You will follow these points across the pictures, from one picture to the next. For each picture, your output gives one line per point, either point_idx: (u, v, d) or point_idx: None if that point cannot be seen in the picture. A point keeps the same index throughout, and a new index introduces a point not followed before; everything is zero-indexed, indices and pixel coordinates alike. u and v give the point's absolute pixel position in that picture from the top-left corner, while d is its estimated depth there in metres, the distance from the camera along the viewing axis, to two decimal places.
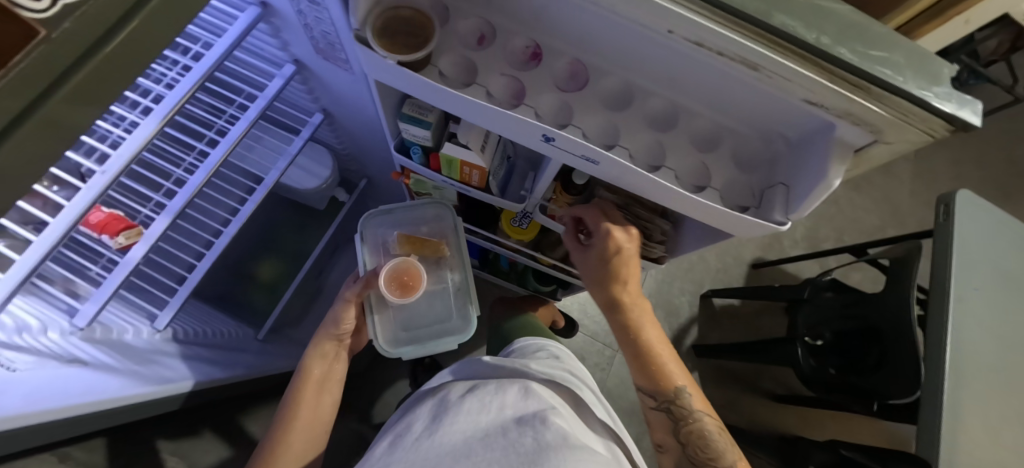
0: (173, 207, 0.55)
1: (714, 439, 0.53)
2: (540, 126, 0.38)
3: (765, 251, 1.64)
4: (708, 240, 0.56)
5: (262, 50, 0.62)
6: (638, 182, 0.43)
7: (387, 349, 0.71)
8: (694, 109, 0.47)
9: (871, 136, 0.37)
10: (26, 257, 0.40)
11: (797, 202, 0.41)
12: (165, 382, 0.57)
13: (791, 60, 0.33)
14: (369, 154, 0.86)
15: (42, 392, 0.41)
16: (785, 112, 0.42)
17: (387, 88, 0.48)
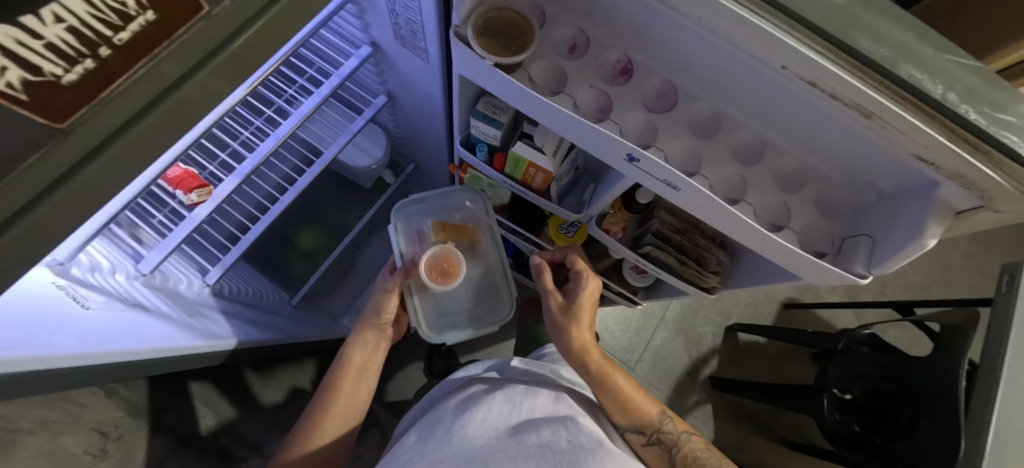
0: (243, 171, 0.56)
1: (704, 459, 0.56)
2: (627, 144, 0.38)
3: (800, 292, 1.58)
4: (767, 279, 0.56)
5: (343, 29, 0.63)
6: (719, 214, 0.41)
7: (429, 334, 0.77)
8: (782, 146, 0.45)
9: (978, 202, 0.34)
10: (108, 204, 0.42)
11: (883, 257, 0.40)
12: (213, 338, 0.59)
13: (913, 113, 0.31)
14: (424, 141, 0.87)
15: (105, 332, 0.43)
16: (885, 162, 0.39)
17: (467, 84, 0.49)
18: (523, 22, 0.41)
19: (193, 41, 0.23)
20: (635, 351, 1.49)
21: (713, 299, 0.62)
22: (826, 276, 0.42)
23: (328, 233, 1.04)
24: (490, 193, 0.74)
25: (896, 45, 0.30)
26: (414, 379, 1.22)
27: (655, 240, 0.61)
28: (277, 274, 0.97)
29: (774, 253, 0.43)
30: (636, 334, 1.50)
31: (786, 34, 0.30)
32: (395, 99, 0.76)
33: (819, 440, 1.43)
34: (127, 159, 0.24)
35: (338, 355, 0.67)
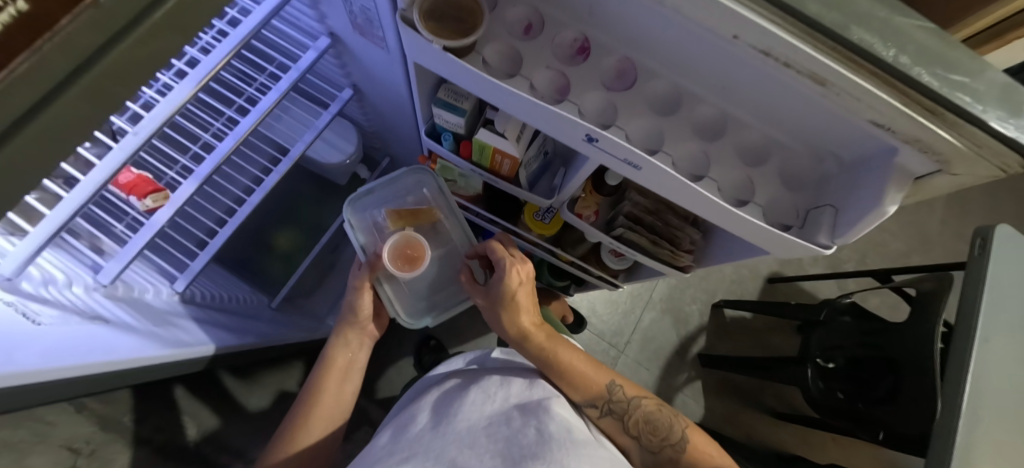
0: (201, 171, 0.54)
1: (656, 418, 0.57)
2: (584, 125, 0.38)
3: (783, 266, 1.61)
4: (738, 255, 0.56)
5: (297, 20, 0.61)
6: (681, 191, 0.41)
7: (409, 321, 0.76)
8: (744, 120, 0.45)
9: (936, 165, 0.34)
10: (55, 214, 0.40)
11: (845, 226, 0.40)
12: (182, 346, 0.57)
13: (865, 79, 0.30)
14: (396, 134, 0.85)
15: (70, 344, 0.41)
16: (845, 131, 0.39)
17: (425, 71, 0.48)
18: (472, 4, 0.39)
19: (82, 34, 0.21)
20: (624, 334, 1.50)
21: (688, 277, 0.62)
22: (791, 247, 0.42)
23: (305, 233, 1.02)
24: (464, 183, 0.73)
25: (846, 9, 0.29)
26: (404, 375, 1.22)
27: (627, 222, 0.61)
28: (255, 278, 0.96)
29: (739, 228, 0.43)
30: (624, 316, 1.52)
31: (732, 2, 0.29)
32: (361, 92, 0.74)
33: (805, 409, 1.47)
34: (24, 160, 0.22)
35: (321, 357, 0.67)
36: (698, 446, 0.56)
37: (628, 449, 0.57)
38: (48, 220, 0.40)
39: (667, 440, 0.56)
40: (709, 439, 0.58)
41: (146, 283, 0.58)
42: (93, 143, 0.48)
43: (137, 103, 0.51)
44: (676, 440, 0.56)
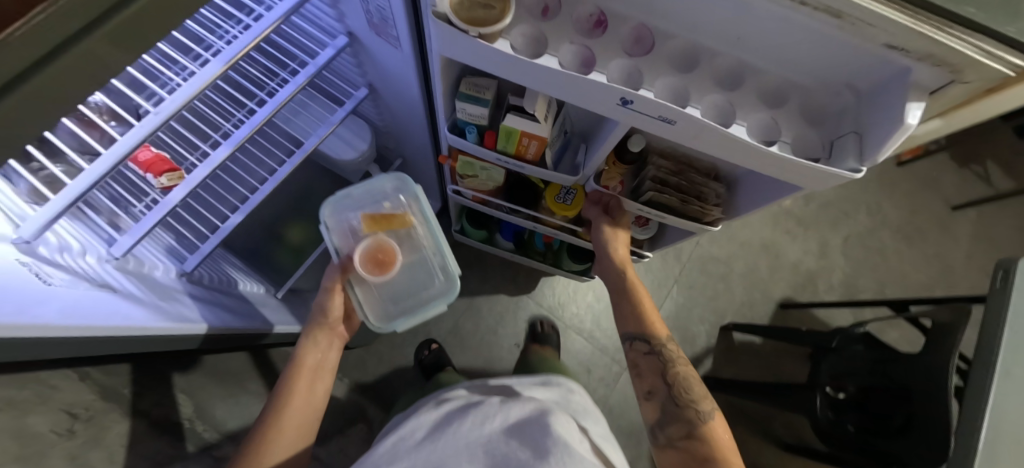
0: (213, 159, 0.57)
1: (693, 385, 0.61)
2: (621, 89, 0.40)
3: (796, 292, 1.67)
4: (766, 197, 0.57)
5: (319, 19, 0.63)
6: (715, 140, 0.43)
7: (378, 326, 0.76)
8: (761, 67, 0.46)
9: (950, 76, 0.36)
10: (75, 184, 0.43)
11: (872, 147, 0.40)
12: (184, 321, 0.57)
13: (880, 8, 0.33)
14: (409, 134, 0.87)
15: (82, 306, 0.43)
16: (861, 60, 0.41)
17: (449, 68, 0.51)
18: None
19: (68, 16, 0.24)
20: None
21: (719, 229, 0.65)
22: (814, 176, 0.43)
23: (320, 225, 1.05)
24: (487, 176, 0.74)
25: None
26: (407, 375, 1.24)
27: (653, 185, 0.64)
28: (265, 268, 1.00)
29: (771, 167, 0.44)
30: None
31: None
32: (376, 91, 0.76)
33: (815, 443, 1.41)
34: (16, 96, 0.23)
35: (291, 358, 0.67)
36: (716, 428, 0.57)
37: (656, 390, 0.62)
38: (68, 191, 0.42)
39: (695, 404, 0.58)
40: (727, 429, 0.57)
41: (158, 261, 0.61)
42: (117, 122, 0.51)
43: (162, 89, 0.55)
44: (702, 410, 0.58)
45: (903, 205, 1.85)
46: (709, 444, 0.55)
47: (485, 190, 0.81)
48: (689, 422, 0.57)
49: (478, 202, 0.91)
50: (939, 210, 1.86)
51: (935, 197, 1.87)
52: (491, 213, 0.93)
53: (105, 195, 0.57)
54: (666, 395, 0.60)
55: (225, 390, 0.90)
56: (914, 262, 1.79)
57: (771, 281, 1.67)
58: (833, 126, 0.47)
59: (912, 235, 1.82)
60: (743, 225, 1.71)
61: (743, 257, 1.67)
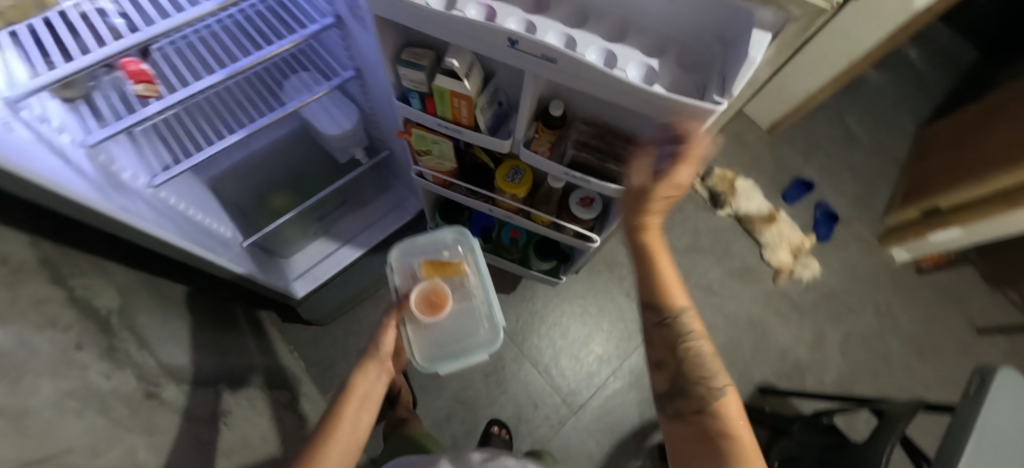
0: (194, 89, 0.69)
1: (707, 359, 0.64)
2: (506, 29, 0.44)
3: (779, 379, 1.56)
4: (675, 153, 0.61)
5: (312, 0, 0.76)
6: (598, 78, 0.46)
7: (423, 365, 0.82)
8: (643, 23, 0.50)
9: (781, 13, 0.41)
10: (62, 72, 0.54)
11: (731, 80, 0.43)
12: (126, 212, 0.65)
13: None
14: (388, 119, 0.96)
15: (39, 161, 0.53)
16: (716, 12, 0.45)
17: (388, 35, 0.58)
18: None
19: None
20: (581, 395, 1.42)
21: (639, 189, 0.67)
22: (685, 110, 0.46)
23: (303, 197, 1.19)
24: (440, 152, 0.79)
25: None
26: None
27: (577, 146, 0.68)
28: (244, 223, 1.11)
29: (651, 105, 0.48)
30: (586, 378, 1.43)
31: None
32: (361, 75, 0.87)
33: None
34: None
35: (342, 387, 0.74)
36: (729, 402, 0.60)
37: (668, 361, 0.67)
38: (56, 72, 0.54)
39: (706, 380, 0.62)
40: (740, 406, 0.61)
41: (128, 167, 0.71)
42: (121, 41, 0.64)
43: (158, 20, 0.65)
44: (713, 388, 0.61)
45: (919, 315, 1.70)
46: (719, 421, 0.58)
47: (444, 170, 0.86)
48: (700, 399, 0.61)
49: (439, 185, 0.94)
50: (962, 328, 1.70)
51: (956, 314, 1.71)
52: (451, 196, 0.98)
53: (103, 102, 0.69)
54: (676, 369, 0.65)
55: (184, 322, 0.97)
56: (924, 378, 1.62)
57: (754, 361, 1.58)
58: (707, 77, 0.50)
59: (926, 349, 1.66)
60: (730, 297, 1.64)
61: (725, 330, 1.59)
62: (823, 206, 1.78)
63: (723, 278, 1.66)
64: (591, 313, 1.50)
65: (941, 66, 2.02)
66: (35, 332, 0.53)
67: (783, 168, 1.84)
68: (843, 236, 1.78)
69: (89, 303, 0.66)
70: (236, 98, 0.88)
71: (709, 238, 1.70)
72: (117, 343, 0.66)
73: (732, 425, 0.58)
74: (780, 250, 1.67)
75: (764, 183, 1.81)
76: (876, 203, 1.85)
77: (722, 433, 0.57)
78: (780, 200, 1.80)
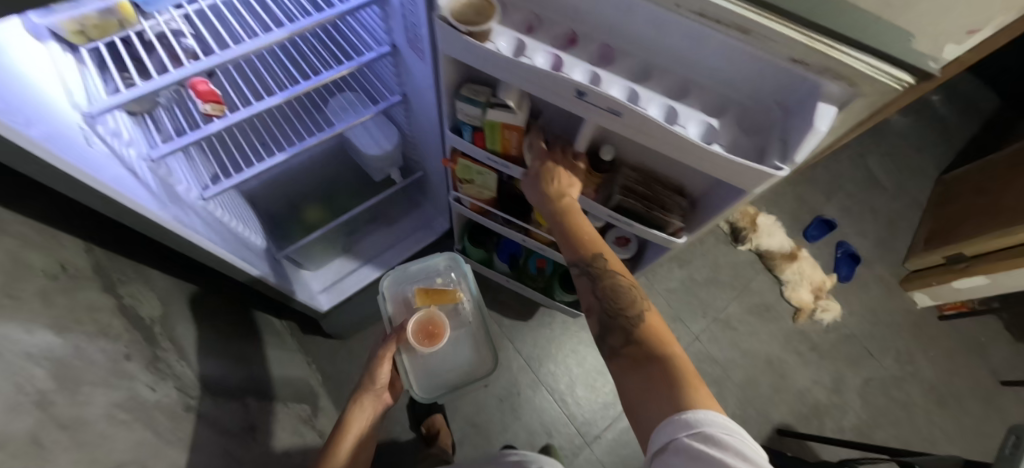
0: (254, 109, 0.71)
1: (625, 290, 0.63)
2: (575, 81, 0.47)
3: (797, 420, 1.53)
4: (720, 209, 0.62)
5: (372, 30, 0.79)
6: (661, 134, 0.48)
7: (421, 396, 0.95)
8: (705, 84, 0.53)
9: (850, 89, 0.42)
10: (137, 91, 0.57)
11: (795, 148, 0.45)
12: (181, 224, 0.68)
13: (776, 24, 0.40)
14: (428, 144, 0.99)
15: (113, 175, 0.56)
16: (780, 80, 0.46)
17: (453, 71, 0.61)
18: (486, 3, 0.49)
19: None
20: (596, 426, 1.39)
21: (681, 239, 0.69)
22: (745, 173, 0.47)
23: (332, 212, 1.17)
24: (483, 182, 0.81)
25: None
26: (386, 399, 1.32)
27: (622, 192, 0.68)
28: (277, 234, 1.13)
29: (710, 165, 0.49)
30: (602, 408, 1.41)
31: None
32: (408, 101, 0.90)
33: None
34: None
35: (341, 422, 0.83)
36: (654, 325, 0.59)
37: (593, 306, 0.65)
38: (134, 91, 0.57)
39: (625, 309, 0.61)
40: (661, 322, 0.59)
41: (183, 180, 0.74)
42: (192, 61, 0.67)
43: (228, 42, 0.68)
44: (632, 316, 0.60)
45: (943, 364, 1.66)
46: (648, 347, 0.55)
47: (483, 198, 0.88)
48: (624, 330, 0.59)
49: (476, 211, 0.96)
50: (986, 380, 1.65)
51: (980, 364, 1.67)
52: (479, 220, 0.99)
53: (167, 117, 0.73)
54: (600, 310, 0.63)
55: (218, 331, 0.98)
56: (947, 430, 1.58)
57: (773, 400, 1.55)
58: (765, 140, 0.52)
59: (949, 399, 1.61)
60: (749, 334, 1.62)
61: (743, 367, 1.57)
62: (844, 246, 1.77)
63: (742, 314, 1.65)
64: None
65: (964, 112, 2.03)
66: (89, 341, 0.54)
67: (805, 205, 1.84)
68: (864, 278, 1.77)
69: (135, 311, 0.68)
70: (286, 118, 0.90)
71: (729, 273, 1.69)
72: (160, 353, 0.67)
73: (663, 346, 0.55)
74: (801, 289, 1.65)
75: (785, 220, 1.82)
76: (898, 246, 1.83)
77: (653, 356, 0.54)
78: (802, 238, 1.80)
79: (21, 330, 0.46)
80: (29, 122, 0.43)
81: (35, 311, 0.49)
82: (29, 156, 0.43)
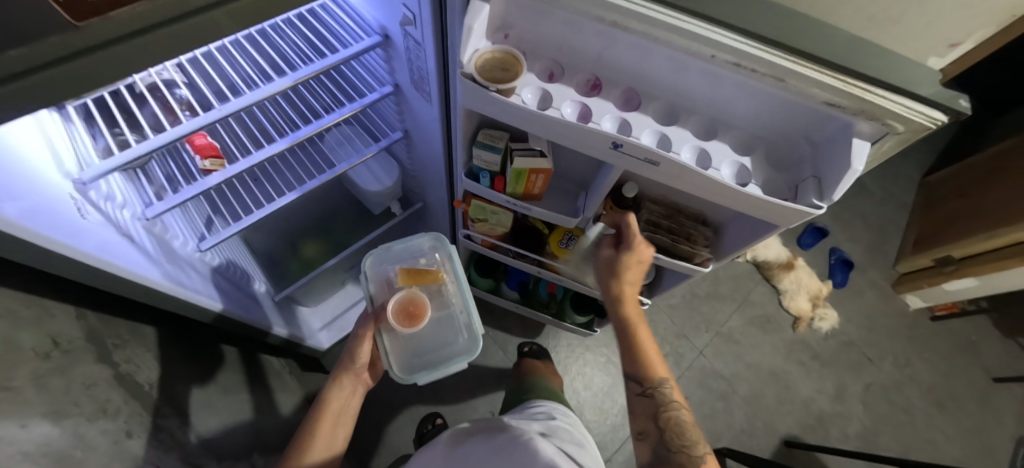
0: (255, 159, 0.68)
1: (689, 429, 0.60)
2: (611, 134, 0.48)
3: (804, 431, 1.54)
4: (745, 241, 0.64)
5: (375, 69, 0.77)
6: (696, 178, 0.50)
7: (401, 376, 0.81)
8: (732, 122, 0.55)
9: (884, 127, 0.45)
10: (134, 151, 0.54)
11: (829, 187, 0.47)
12: (178, 284, 0.64)
13: (813, 72, 0.42)
14: (431, 178, 0.97)
15: (105, 242, 0.52)
16: (807, 118, 0.49)
17: (469, 121, 0.62)
18: (512, 59, 0.51)
19: (150, 14, 0.30)
20: (607, 449, 1.37)
21: (707, 270, 0.70)
22: (781, 213, 0.49)
23: (332, 246, 1.13)
24: (497, 220, 0.80)
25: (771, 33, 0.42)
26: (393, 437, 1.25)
27: (648, 226, 0.71)
28: (276, 273, 1.09)
29: (745, 204, 0.51)
30: (612, 431, 1.39)
31: (702, 29, 0.42)
32: (410, 137, 0.89)
33: None
34: (38, 58, 0.27)
35: (318, 400, 0.78)
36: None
37: (648, 432, 0.63)
38: (130, 152, 0.54)
39: (687, 450, 0.58)
40: None
41: (179, 233, 0.73)
42: (192, 113, 0.64)
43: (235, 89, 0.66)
44: (695, 454, 0.57)
45: (939, 366, 1.69)
46: None
47: (494, 235, 0.87)
48: (681, 465, 0.56)
49: (486, 247, 0.96)
50: (981, 379, 1.68)
51: (974, 365, 1.70)
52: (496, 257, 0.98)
53: (161, 169, 0.70)
54: (659, 440, 0.61)
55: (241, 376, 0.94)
56: (948, 432, 1.60)
57: (779, 412, 1.56)
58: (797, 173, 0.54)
59: (947, 401, 1.64)
60: (751, 346, 1.64)
61: (748, 380, 1.58)
62: (837, 252, 1.80)
63: (744, 326, 1.66)
64: (614, 361, 1.48)
65: None
66: (88, 423, 0.52)
67: None
68: (858, 284, 1.80)
69: (133, 378, 0.63)
70: (291, 157, 0.88)
71: (728, 286, 1.71)
72: (162, 421, 0.65)
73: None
74: (800, 297, 1.66)
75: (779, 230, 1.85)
76: (889, 250, 1.87)
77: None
78: (797, 247, 1.83)
79: (13, 425, 0.43)
80: (10, 198, 0.39)
81: (29, 400, 0.46)
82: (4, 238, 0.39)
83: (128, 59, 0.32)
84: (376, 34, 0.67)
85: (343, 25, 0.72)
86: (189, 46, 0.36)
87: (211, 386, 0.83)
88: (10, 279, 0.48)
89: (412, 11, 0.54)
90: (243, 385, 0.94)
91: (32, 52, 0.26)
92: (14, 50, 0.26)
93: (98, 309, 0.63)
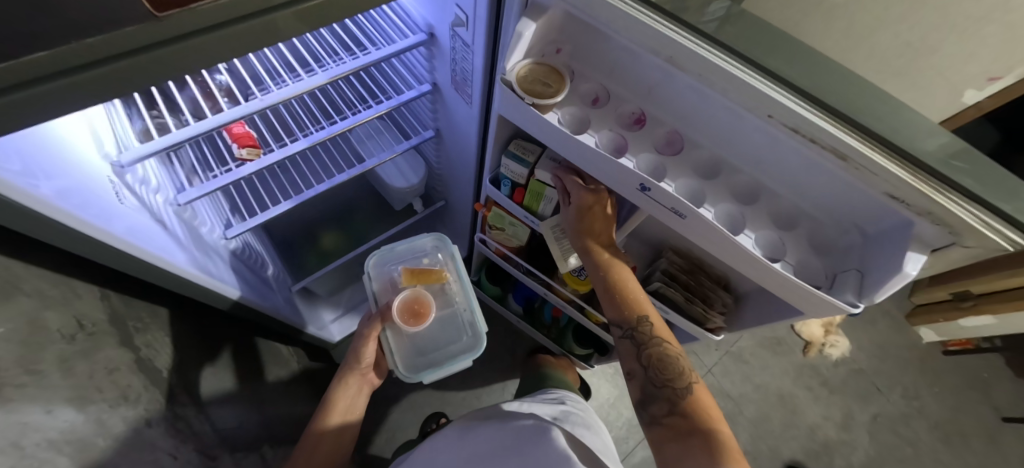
0: (288, 150, 0.68)
1: (673, 361, 0.58)
2: (640, 175, 0.46)
3: (808, 457, 1.53)
4: (770, 316, 0.59)
5: (414, 67, 0.76)
6: (722, 243, 0.46)
7: (406, 375, 0.80)
8: (778, 191, 0.51)
9: (950, 237, 0.37)
10: (167, 138, 0.53)
11: (872, 287, 0.42)
12: (205, 272, 0.63)
13: (880, 157, 0.36)
14: (458, 180, 0.96)
15: (137, 228, 0.51)
16: (864, 204, 0.43)
17: (505, 128, 0.60)
18: (556, 76, 0.49)
19: (231, 7, 0.33)
20: None
21: (718, 338, 0.67)
22: (813, 300, 0.44)
23: (351, 238, 1.11)
24: (513, 233, 0.79)
25: (845, 92, 0.37)
26: (397, 434, 1.24)
27: (662, 278, 0.68)
28: (291, 263, 1.08)
29: (775, 284, 0.47)
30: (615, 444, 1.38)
31: (757, 82, 0.37)
32: (440, 136, 0.87)
33: None
34: (116, 47, 0.30)
35: (326, 398, 0.77)
36: (701, 400, 0.55)
37: (636, 374, 0.60)
38: (168, 138, 0.52)
39: (672, 383, 0.57)
40: (712, 400, 0.55)
41: (207, 221, 0.73)
42: (229, 99, 0.63)
43: (256, 90, 0.64)
44: (679, 388, 0.56)
45: (948, 401, 1.66)
46: (693, 418, 0.53)
47: (509, 245, 0.85)
48: (671, 400, 0.55)
49: (499, 255, 0.95)
50: (989, 417, 1.65)
51: (982, 402, 1.67)
52: (508, 269, 0.96)
53: (194, 155, 0.69)
54: (645, 378, 0.59)
55: (252, 365, 0.94)
56: None
57: (784, 436, 1.55)
58: (841, 260, 0.49)
59: (954, 437, 1.61)
60: (760, 368, 1.62)
61: (756, 402, 1.57)
62: None
63: (755, 347, 1.65)
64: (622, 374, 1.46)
65: None
66: (110, 410, 0.52)
67: None
68: (872, 314, 1.77)
69: (152, 363, 0.62)
70: (322, 150, 0.88)
71: None
72: (178, 410, 0.65)
73: (709, 420, 0.52)
74: (811, 323, 1.65)
75: None
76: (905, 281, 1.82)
77: (699, 428, 0.51)
78: None
79: (39, 412, 0.42)
80: (48, 179, 0.38)
81: (55, 385, 0.45)
82: (37, 219, 0.37)
83: (212, 48, 0.35)
84: (421, 32, 0.65)
85: (384, 24, 0.70)
86: (245, 50, 0.38)
87: (224, 374, 0.82)
88: (40, 256, 0.46)
89: (465, 12, 0.52)
90: (253, 374, 0.93)
91: (112, 39, 0.29)
92: (88, 39, 0.28)
93: (127, 296, 0.61)
